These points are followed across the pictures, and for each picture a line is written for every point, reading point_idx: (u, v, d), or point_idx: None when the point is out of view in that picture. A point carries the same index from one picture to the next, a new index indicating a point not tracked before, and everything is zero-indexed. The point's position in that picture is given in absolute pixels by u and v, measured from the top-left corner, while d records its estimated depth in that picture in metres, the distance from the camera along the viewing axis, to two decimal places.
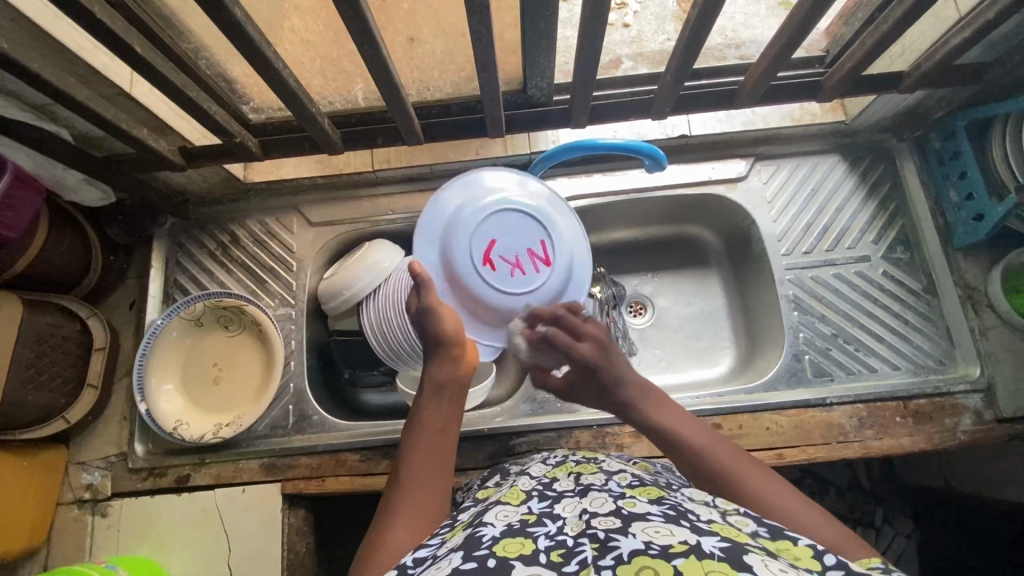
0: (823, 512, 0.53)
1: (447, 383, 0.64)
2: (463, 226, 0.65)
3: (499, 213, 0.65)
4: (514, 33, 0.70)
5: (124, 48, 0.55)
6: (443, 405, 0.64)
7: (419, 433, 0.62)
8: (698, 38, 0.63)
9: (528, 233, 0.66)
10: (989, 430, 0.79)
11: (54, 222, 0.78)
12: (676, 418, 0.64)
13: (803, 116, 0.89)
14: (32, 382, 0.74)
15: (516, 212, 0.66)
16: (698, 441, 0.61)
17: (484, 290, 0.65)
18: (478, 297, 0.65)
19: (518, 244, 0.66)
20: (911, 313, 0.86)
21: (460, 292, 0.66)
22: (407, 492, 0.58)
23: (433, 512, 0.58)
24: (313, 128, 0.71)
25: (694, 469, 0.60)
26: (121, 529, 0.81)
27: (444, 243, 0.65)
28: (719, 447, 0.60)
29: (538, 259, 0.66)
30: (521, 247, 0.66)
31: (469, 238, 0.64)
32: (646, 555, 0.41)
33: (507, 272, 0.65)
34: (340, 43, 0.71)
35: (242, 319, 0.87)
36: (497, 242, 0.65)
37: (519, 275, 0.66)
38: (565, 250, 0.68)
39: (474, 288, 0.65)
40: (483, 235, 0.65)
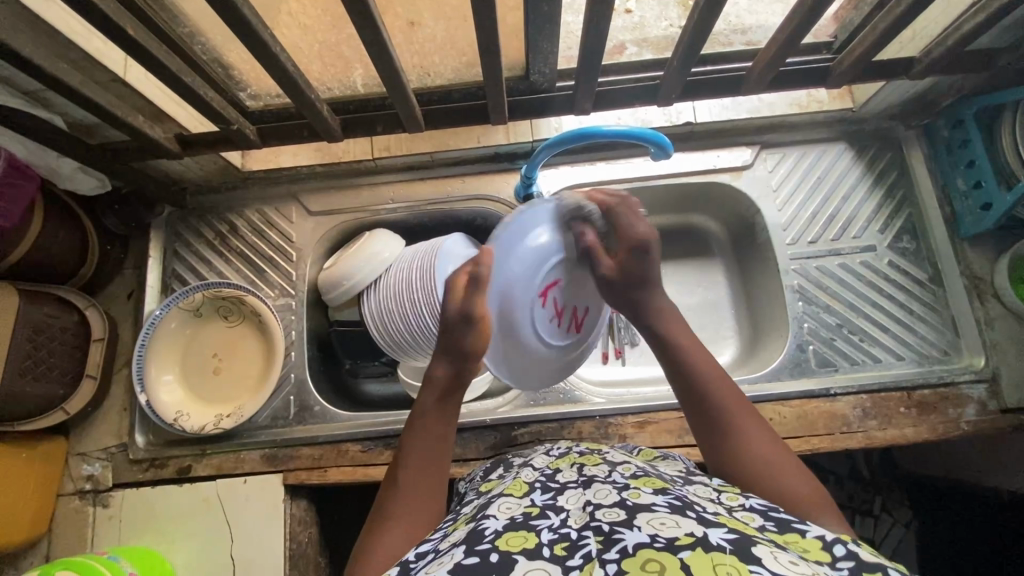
0: (803, 474, 0.54)
1: (443, 383, 0.65)
2: (542, 257, 0.69)
3: (569, 263, 0.72)
4: (515, 17, 0.68)
5: (116, 31, 0.54)
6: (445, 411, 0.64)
7: (412, 434, 0.62)
8: (707, 22, 0.61)
9: (581, 293, 0.75)
10: (993, 420, 0.79)
11: (50, 212, 0.77)
12: (690, 343, 0.65)
13: (809, 103, 0.88)
14: (29, 373, 0.73)
15: (580, 269, 0.73)
16: (703, 371, 0.62)
17: (525, 321, 0.71)
18: (517, 325, 0.70)
19: (570, 298, 0.74)
20: (916, 303, 0.85)
21: (506, 309, 0.69)
22: (402, 493, 0.58)
23: (430, 512, 0.58)
24: (312, 114, 0.70)
25: (689, 399, 0.62)
26: (123, 521, 0.81)
27: (517, 263, 0.68)
28: (724, 385, 0.61)
29: (575, 318, 0.76)
30: (570, 302, 0.74)
31: (539, 272, 0.70)
32: (651, 548, 0.40)
33: (549, 315, 0.73)
34: (337, 28, 0.69)
35: (242, 309, 0.86)
36: (557, 286, 0.72)
37: (555, 323, 0.74)
38: (597, 323, 0.78)
39: (522, 316, 0.70)
40: (549, 274, 0.70)
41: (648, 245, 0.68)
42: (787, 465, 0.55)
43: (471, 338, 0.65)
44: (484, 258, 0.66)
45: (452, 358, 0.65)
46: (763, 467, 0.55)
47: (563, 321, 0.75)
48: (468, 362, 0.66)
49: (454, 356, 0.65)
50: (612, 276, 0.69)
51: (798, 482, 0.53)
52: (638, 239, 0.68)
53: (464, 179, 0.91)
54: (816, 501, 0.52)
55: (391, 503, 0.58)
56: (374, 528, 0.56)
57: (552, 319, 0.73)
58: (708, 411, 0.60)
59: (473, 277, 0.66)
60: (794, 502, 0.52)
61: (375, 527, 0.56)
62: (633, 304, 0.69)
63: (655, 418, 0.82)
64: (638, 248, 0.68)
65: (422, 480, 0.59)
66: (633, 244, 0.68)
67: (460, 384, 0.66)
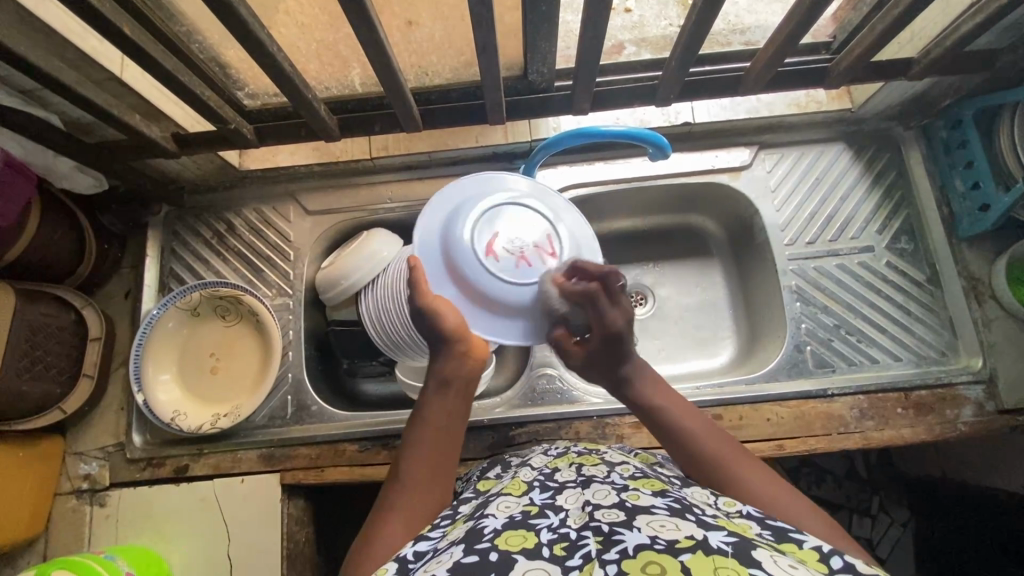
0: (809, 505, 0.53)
1: (451, 380, 0.64)
2: (462, 224, 0.63)
3: (502, 211, 0.65)
4: (514, 17, 0.68)
5: (113, 31, 0.54)
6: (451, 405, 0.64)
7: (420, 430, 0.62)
8: (705, 23, 0.61)
9: (533, 226, 0.65)
10: (990, 421, 0.79)
11: (47, 211, 0.77)
12: (670, 400, 0.65)
13: (808, 104, 0.88)
14: (27, 372, 0.73)
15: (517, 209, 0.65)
16: (690, 427, 0.62)
17: (487, 281, 0.63)
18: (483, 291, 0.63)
19: (524, 238, 0.64)
20: (914, 304, 0.85)
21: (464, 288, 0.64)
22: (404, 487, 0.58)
23: (429, 508, 0.58)
24: (310, 114, 0.70)
25: (685, 457, 0.61)
26: (120, 520, 0.81)
27: (447, 242, 0.64)
28: (713, 436, 0.61)
29: (545, 252, 0.65)
30: (527, 240, 0.64)
31: (472, 233, 0.63)
32: (651, 550, 0.40)
33: (512, 263, 0.63)
34: (335, 28, 0.69)
35: (239, 308, 0.86)
36: (500, 235, 0.64)
37: (524, 266, 0.64)
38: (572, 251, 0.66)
39: (478, 279, 0.63)
40: (488, 228, 0.64)
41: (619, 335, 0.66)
42: (792, 498, 0.54)
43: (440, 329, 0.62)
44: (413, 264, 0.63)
45: (437, 353, 0.64)
46: (774, 502, 0.53)
47: (533, 259, 0.64)
48: (455, 356, 0.64)
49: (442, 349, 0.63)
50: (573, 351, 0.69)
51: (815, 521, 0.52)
52: (611, 331, 0.66)
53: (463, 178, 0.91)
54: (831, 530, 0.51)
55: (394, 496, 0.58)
56: (375, 522, 0.56)
57: (517, 262, 0.63)
58: (705, 465, 0.59)
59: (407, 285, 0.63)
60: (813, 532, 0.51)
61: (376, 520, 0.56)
62: (615, 378, 0.68)
63: None
64: (613, 337, 0.66)
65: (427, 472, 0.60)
66: (605, 334, 0.66)
67: (470, 381, 0.65)
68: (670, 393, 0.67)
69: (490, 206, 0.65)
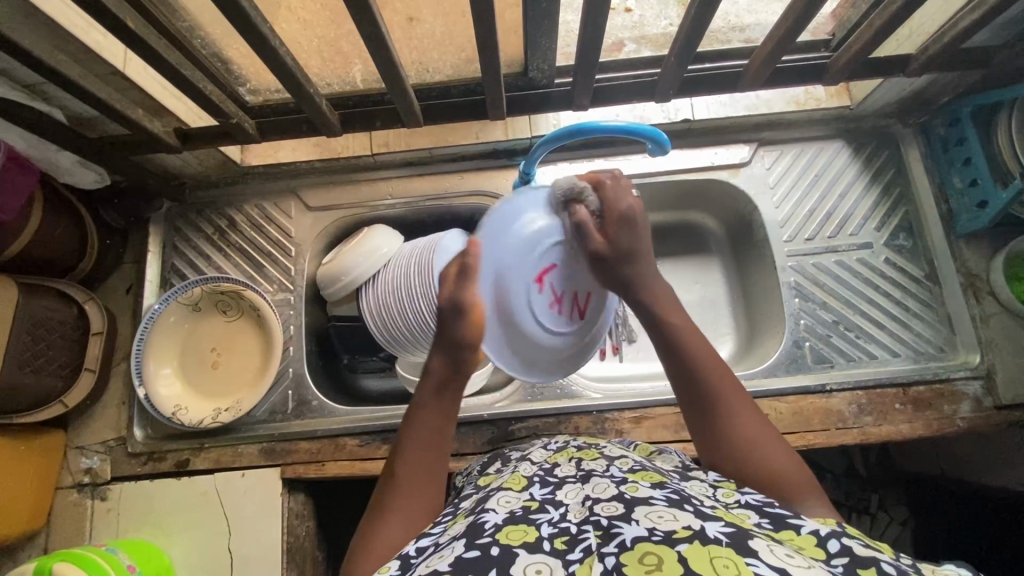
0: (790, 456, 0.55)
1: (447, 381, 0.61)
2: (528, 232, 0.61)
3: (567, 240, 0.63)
4: (514, 13, 0.68)
5: (116, 24, 0.54)
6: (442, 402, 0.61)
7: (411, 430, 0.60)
8: (703, 20, 0.61)
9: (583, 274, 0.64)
10: (987, 416, 0.79)
11: (49, 205, 0.78)
12: (685, 322, 0.61)
13: (806, 101, 0.89)
14: (28, 366, 0.74)
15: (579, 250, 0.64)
16: (696, 357, 0.59)
17: (523, 309, 0.61)
18: (515, 317, 0.62)
19: (572, 281, 0.64)
20: (912, 300, 0.85)
21: (499, 300, 0.61)
22: (398, 487, 0.57)
23: (424, 506, 0.57)
24: (311, 109, 0.70)
25: (682, 384, 0.60)
26: (121, 514, 0.81)
27: (506, 245, 0.61)
28: (718, 372, 0.59)
29: (578, 304, 0.65)
30: (571, 285, 0.64)
31: (531, 250, 0.61)
32: (649, 542, 0.41)
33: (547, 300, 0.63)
34: (337, 23, 0.69)
35: (239, 304, 0.86)
36: (555, 269, 0.63)
37: (557, 309, 0.64)
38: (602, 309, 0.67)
39: (515, 299, 0.61)
40: (544, 257, 0.62)
41: (635, 218, 0.61)
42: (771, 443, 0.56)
43: (459, 331, 0.59)
44: (473, 250, 0.60)
45: (444, 347, 0.60)
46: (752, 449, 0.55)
47: (568, 306, 0.65)
48: (457, 353, 0.60)
49: (447, 348, 0.60)
50: (603, 251, 0.61)
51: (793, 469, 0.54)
52: (623, 212, 0.61)
53: (463, 175, 0.91)
54: (802, 483, 0.53)
55: (388, 496, 0.57)
56: (371, 522, 0.56)
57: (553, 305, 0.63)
58: (700, 396, 0.59)
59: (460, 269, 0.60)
60: (781, 485, 0.53)
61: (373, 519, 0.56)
62: (621, 280, 0.61)
63: (652, 414, 0.82)
64: (625, 220, 0.60)
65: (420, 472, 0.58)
66: (618, 215, 0.61)
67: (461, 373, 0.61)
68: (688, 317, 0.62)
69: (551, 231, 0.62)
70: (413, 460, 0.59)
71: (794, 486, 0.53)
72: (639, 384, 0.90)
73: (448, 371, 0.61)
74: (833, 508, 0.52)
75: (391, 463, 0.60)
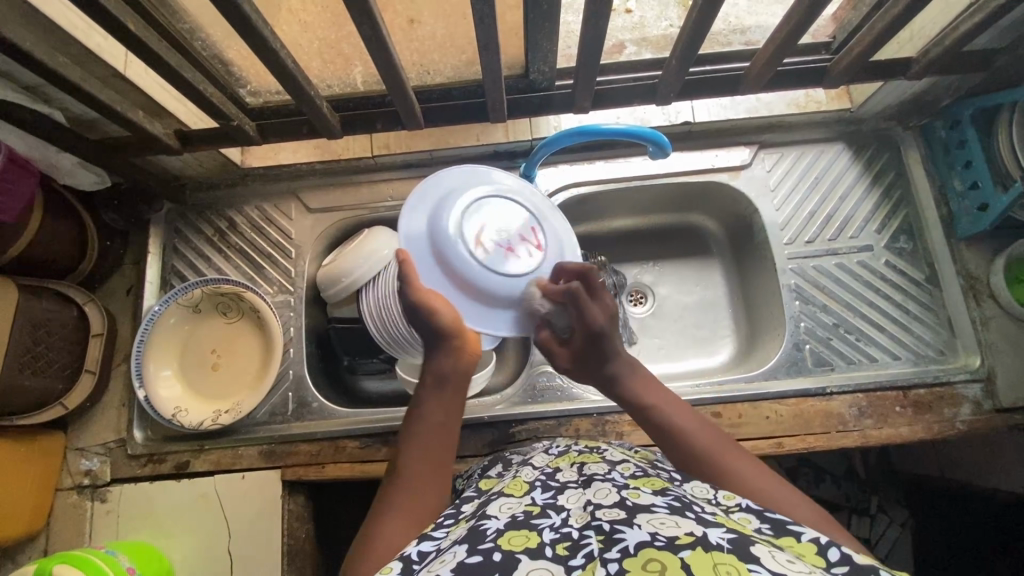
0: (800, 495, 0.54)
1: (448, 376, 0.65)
2: (450, 217, 0.63)
3: (484, 201, 0.65)
4: (515, 16, 0.68)
5: (118, 27, 0.54)
6: (446, 398, 0.64)
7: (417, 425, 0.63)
8: (705, 23, 0.61)
9: (515, 217, 0.66)
10: (988, 419, 0.79)
11: (50, 207, 0.77)
12: (657, 394, 0.66)
13: (807, 104, 0.88)
14: (28, 368, 0.74)
15: (499, 200, 0.66)
16: (680, 423, 0.62)
17: (477, 274, 0.63)
18: (475, 286, 0.64)
19: (511, 228, 0.65)
20: (912, 303, 0.85)
21: (454, 281, 0.64)
22: (404, 484, 0.59)
23: (428, 504, 0.58)
24: (312, 111, 0.70)
25: (679, 454, 0.61)
26: (121, 516, 0.81)
27: (434, 236, 0.63)
28: (704, 431, 0.61)
29: (531, 243, 0.66)
30: (512, 230, 0.65)
31: (457, 224, 0.63)
32: (652, 548, 0.41)
33: (499, 253, 0.64)
34: (338, 25, 0.69)
35: (240, 305, 0.86)
36: (487, 226, 0.64)
37: (513, 258, 0.64)
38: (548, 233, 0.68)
39: (462, 270, 0.63)
40: (469, 224, 0.63)
41: (599, 333, 0.68)
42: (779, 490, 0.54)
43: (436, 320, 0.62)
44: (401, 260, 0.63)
45: (435, 347, 0.65)
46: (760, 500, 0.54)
47: (519, 247, 0.65)
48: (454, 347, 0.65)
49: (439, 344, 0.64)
50: (568, 358, 0.72)
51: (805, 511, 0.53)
52: (591, 328, 0.68)
53: None
54: (822, 522, 0.53)
55: (395, 494, 0.58)
56: (378, 517, 0.56)
57: (507, 253, 0.64)
58: (699, 462, 0.59)
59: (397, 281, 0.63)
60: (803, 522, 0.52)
61: (379, 515, 0.56)
62: (602, 377, 0.69)
63: None
64: (592, 337, 0.68)
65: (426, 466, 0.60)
66: (585, 334, 0.68)
67: (465, 375, 0.66)
68: (654, 387, 0.67)
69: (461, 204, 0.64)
70: (419, 457, 0.60)
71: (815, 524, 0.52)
72: None
73: (453, 371, 0.65)
74: (832, 523, 0.53)
75: (397, 461, 0.61)
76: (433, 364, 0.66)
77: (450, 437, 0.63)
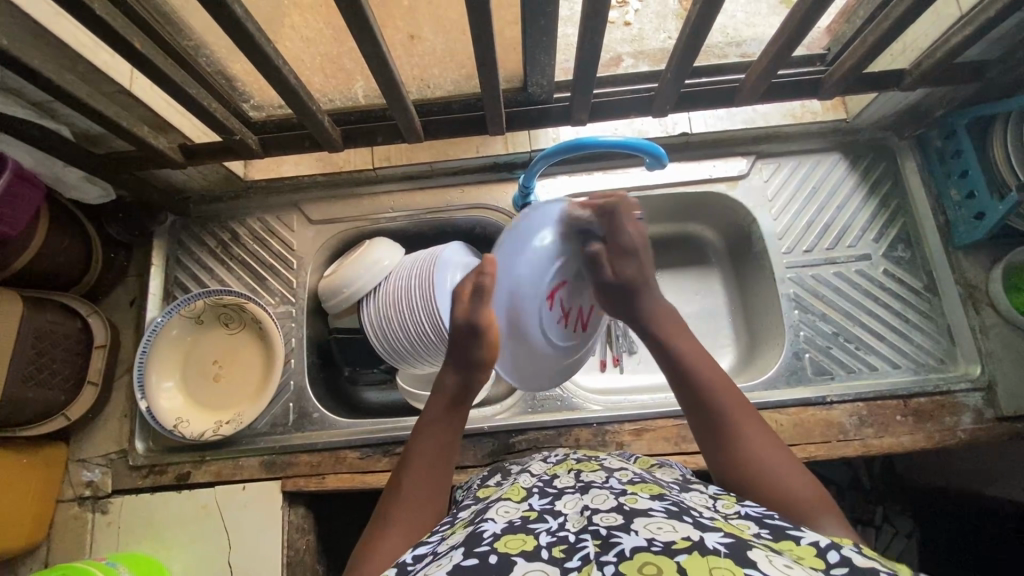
0: (805, 477, 0.54)
1: (458, 397, 0.66)
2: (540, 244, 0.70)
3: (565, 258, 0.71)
4: (514, 31, 0.70)
5: (123, 45, 0.55)
6: (451, 418, 0.64)
7: (420, 440, 0.63)
8: (700, 34, 0.62)
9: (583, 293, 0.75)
10: (989, 428, 0.79)
11: (55, 220, 0.78)
12: (695, 348, 0.66)
13: (803, 114, 0.89)
14: (32, 379, 0.74)
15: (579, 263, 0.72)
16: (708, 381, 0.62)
17: (534, 321, 0.71)
18: (526, 328, 0.71)
19: (577, 300, 0.74)
20: (911, 312, 0.85)
21: (512, 311, 0.70)
22: (404, 497, 0.59)
23: (429, 518, 0.59)
24: (313, 126, 0.71)
25: (700, 413, 0.62)
26: (121, 527, 0.81)
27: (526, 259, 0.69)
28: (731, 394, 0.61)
29: (583, 320, 0.76)
30: (577, 302, 0.74)
31: (547, 268, 0.70)
32: (648, 552, 0.41)
33: (557, 316, 0.72)
34: (339, 41, 0.70)
35: (242, 316, 0.87)
36: (564, 287, 0.72)
37: (563, 325, 0.73)
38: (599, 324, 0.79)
39: (528, 310, 0.70)
40: (555, 276, 0.71)
41: (635, 247, 0.70)
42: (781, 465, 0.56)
43: (477, 349, 0.66)
44: (490, 266, 0.67)
45: (460, 363, 0.66)
46: (764, 470, 0.55)
47: (573, 321, 0.75)
48: (476, 370, 0.67)
49: (463, 365, 0.66)
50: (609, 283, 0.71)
51: (803, 488, 0.53)
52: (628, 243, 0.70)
53: (463, 189, 0.92)
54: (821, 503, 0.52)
55: (393, 505, 0.59)
56: (375, 532, 0.57)
57: (561, 322, 0.73)
58: (713, 416, 0.60)
59: (476, 289, 0.67)
60: (791, 500, 0.52)
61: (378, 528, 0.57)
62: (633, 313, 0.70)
63: (652, 426, 0.82)
64: (628, 252, 0.70)
65: (427, 485, 0.60)
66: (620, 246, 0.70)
67: (469, 395, 0.67)
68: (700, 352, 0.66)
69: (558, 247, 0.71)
70: (420, 471, 0.61)
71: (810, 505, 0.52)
72: (641, 396, 0.89)
73: (458, 390, 0.66)
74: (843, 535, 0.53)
75: (396, 478, 0.62)
76: (439, 382, 0.67)
77: (451, 453, 0.63)
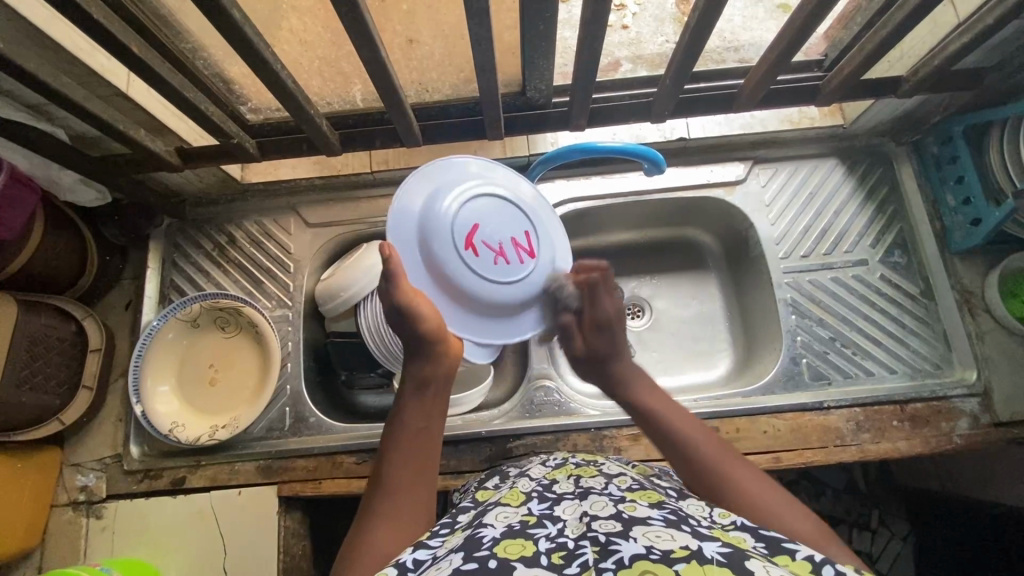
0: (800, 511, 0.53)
1: (429, 380, 0.63)
2: (445, 202, 0.61)
3: (477, 201, 0.62)
4: (512, 34, 0.69)
5: (122, 50, 0.55)
6: (425, 405, 0.63)
7: (399, 429, 0.61)
8: (699, 41, 0.62)
9: (510, 221, 0.64)
10: (985, 434, 0.79)
11: (50, 223, 0.78)
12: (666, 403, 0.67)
13: (801, 120, 0.90)
14: (26, 384, 0.74)
15: (495, 202, 0.64)
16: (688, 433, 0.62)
17: (465, 274, 0.61)
18: (460, 285, 0.62)
19: (502, 231, 0.63)
20: (909, 317, 0.86)
21: (438, 276, 0.62)
22: (390, 490, 0.57)
23: (417, 507, 0.57)
24: (311, 129, 0.71)
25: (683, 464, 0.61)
26: (116, 532, 0.81)
27: (424, 231, 0.61)
28: (710, 442, 0.61)
29: (521, 249, 0.65)
30: (503, 234, 0.64)
31: (450, 226, 0.61)
32: (646, 560, 0.40)
33: (490, 259, 0.62)
34: (338, 44, 0.70)
35: (238, 320, 0.86)
36: (480, 228, 0.62)
37: (503, 263, 0.63)
38: (544, 244, 0.68)
39: (455, 271, 0.61)
40: (465, 219, 0.61)
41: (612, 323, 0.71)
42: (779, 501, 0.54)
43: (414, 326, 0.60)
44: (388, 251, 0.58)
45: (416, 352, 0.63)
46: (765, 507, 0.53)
47: (508, 256, 0.64)
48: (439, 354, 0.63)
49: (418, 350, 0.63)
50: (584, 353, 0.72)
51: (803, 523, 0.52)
52: (606, 317, 0.71)
53: None
54: (758, 487, 0.55)
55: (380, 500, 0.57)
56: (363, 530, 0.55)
57: (492, 260, 0.62)
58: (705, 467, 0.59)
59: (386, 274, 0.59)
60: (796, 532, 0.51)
61: (361, 528, 0.55)
62: (607, 377, 0.71)
63: None
64: (604, 327, 0.71)
65: (409, 473, 0.59)
66: (599, 321, 0.71)
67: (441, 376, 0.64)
68: (660, 395, 0.68)
69: (471, 193, 0.62)
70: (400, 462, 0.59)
71: (757, 495, 0.54)
72: None
73: (425, 378, 0.63)
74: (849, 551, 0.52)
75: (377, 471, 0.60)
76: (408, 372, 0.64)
77: (429, 438, 0.62)
